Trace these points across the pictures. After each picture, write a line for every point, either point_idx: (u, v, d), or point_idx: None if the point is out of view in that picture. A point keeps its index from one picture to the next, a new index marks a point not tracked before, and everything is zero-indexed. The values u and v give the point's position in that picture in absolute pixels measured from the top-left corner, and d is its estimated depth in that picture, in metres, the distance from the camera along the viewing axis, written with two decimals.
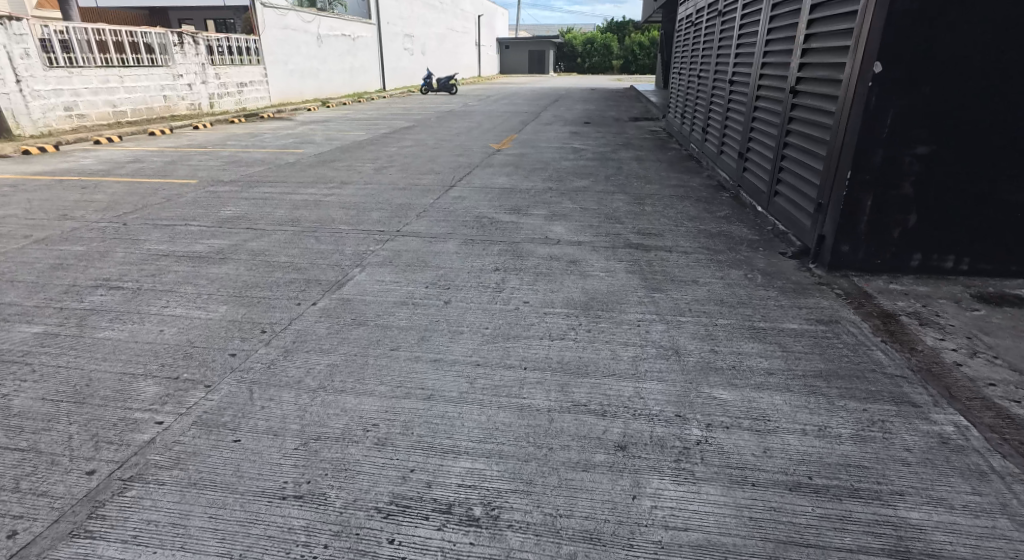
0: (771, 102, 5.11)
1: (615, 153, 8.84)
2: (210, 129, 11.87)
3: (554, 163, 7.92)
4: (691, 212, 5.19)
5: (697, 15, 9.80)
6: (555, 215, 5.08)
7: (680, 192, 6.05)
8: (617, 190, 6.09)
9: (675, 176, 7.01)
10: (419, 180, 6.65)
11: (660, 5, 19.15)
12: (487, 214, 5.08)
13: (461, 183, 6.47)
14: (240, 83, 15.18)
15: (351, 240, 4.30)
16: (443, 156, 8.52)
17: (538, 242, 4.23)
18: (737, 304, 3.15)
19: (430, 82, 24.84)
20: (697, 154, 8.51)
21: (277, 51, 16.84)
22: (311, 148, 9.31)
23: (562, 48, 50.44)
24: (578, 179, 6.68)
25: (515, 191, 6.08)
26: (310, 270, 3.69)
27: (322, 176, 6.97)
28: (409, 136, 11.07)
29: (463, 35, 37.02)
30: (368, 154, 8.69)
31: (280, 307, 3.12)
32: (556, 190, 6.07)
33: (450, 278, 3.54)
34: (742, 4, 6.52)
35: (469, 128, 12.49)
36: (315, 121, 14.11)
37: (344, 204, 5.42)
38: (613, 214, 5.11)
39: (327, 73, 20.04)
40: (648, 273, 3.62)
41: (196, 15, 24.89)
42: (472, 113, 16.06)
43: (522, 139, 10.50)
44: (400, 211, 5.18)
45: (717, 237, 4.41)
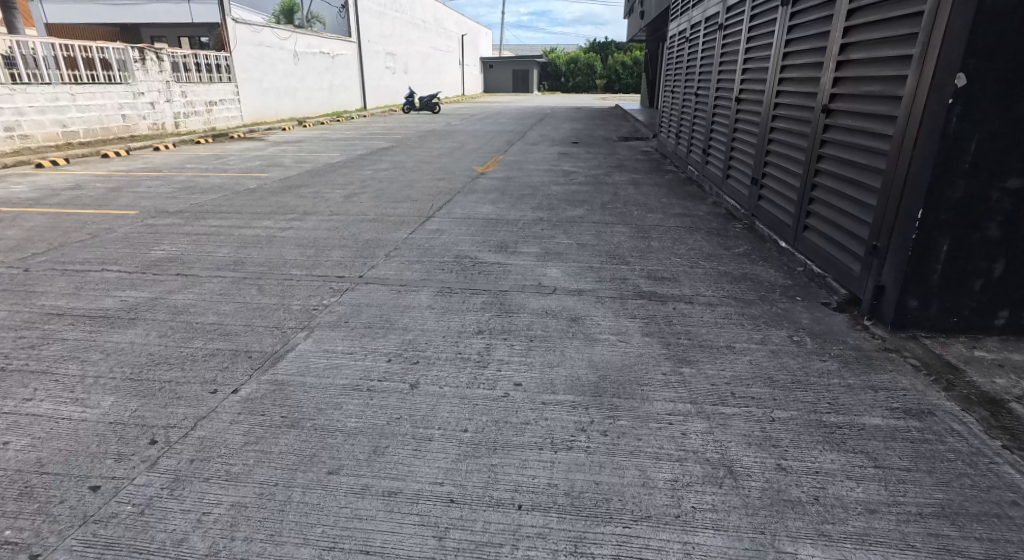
0: (793, 123, 4.45)
1: (608, 176, 8.17)
2: (171, 151, 11.04)
3: (543, 188, 7.23)
4: (706, 249, 4.48)
5: (692, 32, 9.27)
6: (548, 253, 4.35)
7: (687, 223, 5.35)
8: (616, 222, 5.38)
9: (678, 203, 6.33)
10: (392, 209, 5.90)
11: (647, 26, 18.84)
12: (469, 253, 4.35)
13: (440, 213, 5.74)
14: (208, 101, 14.37)
15: (301, 290, 3.53)
16: (422, 181, 7.79)
17: (529, 292, 3.49)
18: (791, 385, 2.41)
19: (413, 101, 24.26)
20: (697, 177, 7.87)
21: (250, 68, 16.08)
22: (277, 172, 8.54)
23: (546, 67, 50.37)
24: (571, 207, 5.98)
25: (501, 222, 5.36)
26: (242, 336, 2.91)
27: (284, 204, 6.21)
28: (387, 158, 10.36)
29: (446, 53, 36.62)
30: (340, 179, 7.92)
31: (185, 397, 2.33)
32: (546, 222, 5.35)
33: (419, 346, 2.78)
34: (748, 15, 5.92)
35: (452, 149, 11.82)
36: (288, 141, 13.35)
37: (302, 241, 4.66)
38: (615, 252, 4.39)
39: (305, 91, 19.36)
40: (669, 337, 2.88)
41: (170, 33, 24.22)
42: (455, 133, 15.43)
43: (508, 161, 9.83)
44: (367, 249, 4.43)
45: (743, 283, 3.69)
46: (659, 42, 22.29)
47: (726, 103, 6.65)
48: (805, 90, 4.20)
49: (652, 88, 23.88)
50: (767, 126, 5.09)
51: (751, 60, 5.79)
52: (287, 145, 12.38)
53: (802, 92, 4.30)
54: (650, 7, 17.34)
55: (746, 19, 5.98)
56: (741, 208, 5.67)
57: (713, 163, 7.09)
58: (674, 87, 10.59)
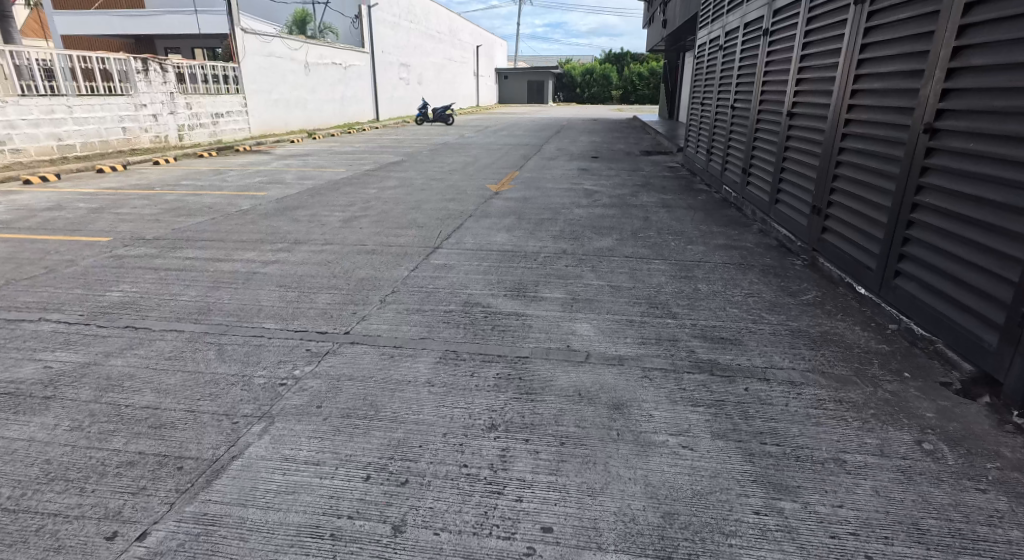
0: (874, 144, 3.70)
1: (635, 197, 7.44)
2: (170, 166, 10.50)
3: (564, 212, 6.50)
4: (767, 296, 3.71)
5: (724, 40, 8.56)
6: (576, 300, 3.61)
7: (736, 259, 4.59)
8: (652, 256, 4.64)
9: (720, 231, 5.58)
10: (394, 238, 5.20)
11: (667, 37, 18.26)
12: (481, 299, 3.63)
13: (448, 243, 5.03)
14: (213, 113, 13.89)
15: (270, 354, 2.83)
16: (431, 202, 7.10)
17: (556, 361, 2.76)
18: (953, 544, 1.67)
19: (426, 113, 23.77)
20: (735, 199, 7.13)
21: (259, 79, 15.65)
22: (275, 190, 7.91)
23: (561, 78, 49.87)
24: (599, 237, 5.26)
25: (518, 255, 4.65)
26: (177, 426, 2.19)
27: (276, 230, 5.54)
28: (396, 174, 9.73)
29: (460, 64, 36.23)
30: (341, 199, 7.26)
31: (69, 549, 1.62)
32: (570, 255, 4.62)
33: (411, 452, 2.06)
34: (804, 19, 5.21)
35: (465, 164, 11.17)
36: (295, 154, 12.80)
37: (284, 280, 3.96)
38: (657, 300, 3.63)
39: (316, 103, 18.93)
40: (751, 441, 2.13)
41: (182, 43, 23.96)
42: (468, 147, 14.83)
43: (524, 178, 9.14)
44: (360, 293, 3.73)
45: (828, 348, 2.91)
46: (680, 53, 21.62)
47: (773, 118, 5.92)
48: (893, 105, 3.47)
49: (671, 100, 23.15)
50: (831, 147, 4.35)
51: (807, 70, 5.06)
52: (292, 160, 11.81)
53: (888, 108, 3.57)
54: (671, 16, 16.68)
55: (801, 23, 5.27)
56: (797, 240, 4.92)
57: (756, 185, 6.34)
58: (702, 99, 9.87)
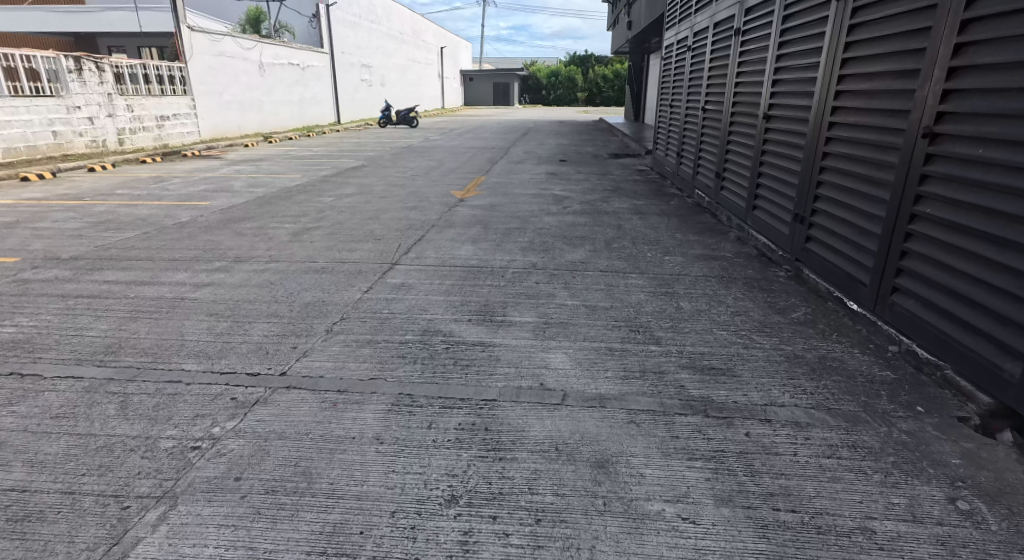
0: (863, 148, 3.44)
1: (606, 203, 7.13)
2: (108, 173, 9.76)
3: (533, 220, 6.14)
4: (755, 314, 3.41)
5: (693, 40, 8.34)
6: (547, 325, 3.24)
7: (717, 271, 4.30)
8: (628, 270, 4.30)
9: (697, 239, 5.30)
10: (348, 253, 4.75)
11: (632, 39, 18.17)
12: (442, 326, 3.23)
13: (407, 259, 4.60)
14: (158, 116, 13.09)
15: (185, 405, 2.37)
16: (391, 211, 6.65)
17: (527, 404, 2.37)
18: None
19: (390, 115, 23.16)
20: (709, 204, 6.89)
21: (208, 80, 14.87)
22: (220, 200, 7.34)
23: (527, 80, 49.68)
24: (570, 249, 4.91)
25: (484, 270, 4.26)
26: (46, 518, 1.73)
27: (215, 245, 5.03)
28: (355, 180, 9.23)
29: (424, 65, 35.62)
30: (293, 209, 6.75)
31: None
32: (540, 271, 4.26)
33: (347, 545, 1.65)
34: (779, 16, 4.96)
35: (429, 169, 10.73)
36: (248, 159, 12.12)
37: (216, 307, 3.48)
38: (637, 322, 3.29)
39: (271, 105, 18.17)
40: (760, 508, 1.79)
41: (129, 43, 22.85)
42: (432, 150, 14.37)
43: (490, 183, 8.77)
44: (302, 321, 3.29)
45: (831, 377, 2.60)
46: (645, 54, 21.54)
47: (748, 120, 5.68)
48: (884, 106, 3.20)
49: (638, 102, 23.09)
50: (814, 151, 4.09)
51: (784, 71, 4.81)
52: (243, 165, 11.17)
53: (877, 109, 3.31)
54: (636, 16, 16.53)
55: (776, 21, 5.02)
56: (779, 249, 4.66)
57: (731, 190, 6.10)
58: (671, 101, 9.66)
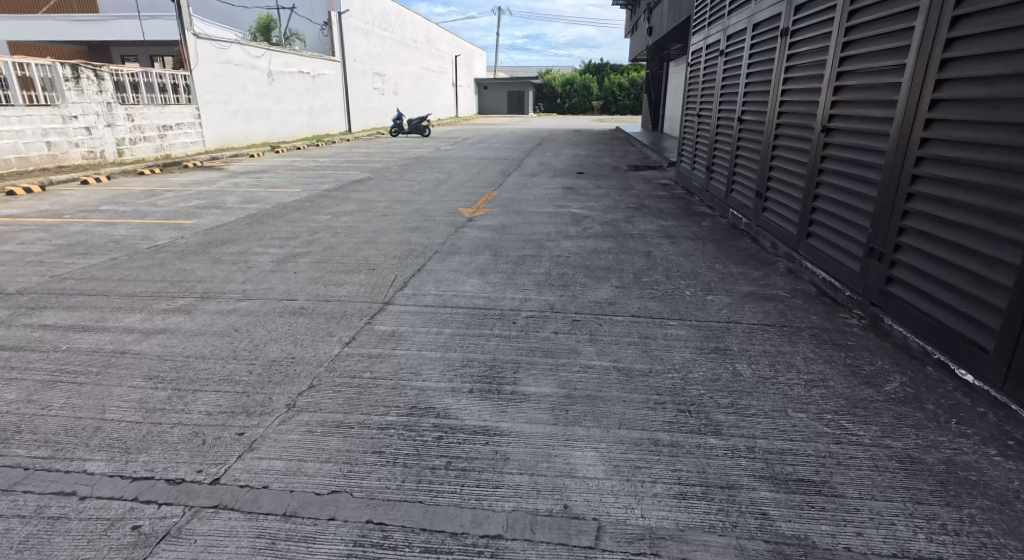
0: (989, 176, 2.73)
1: (631, 225, 6.42)
2: (99, 186, 9.23)
3: (550, 246, 5.43)
4: (837, 386, 2.68)
5: (725, 44, 7.62)
6: (570, 399, 2.53)
7: (774, 317, 3.55)
8: (665, 315, 3.58)
9: (742, 272, 4.56)
10: (335, 288, 4.08)
11: (651, 47, 17.50)
12: (435, 400, 2.54)
13: (402, 296, 3.93)
14: (160, 126, 12.62)
15: (64, 541, 1.70)
16: (392, 233, 6.00)
17: (547, 549, 1.69)
18: None
19: (402, 124, 22.68)
20: (748, 227, 6.15)
21: (214, 89, 14.43)
22: (208, 218, 6.74)
23: (541, 88, 49.18)
24: (594, 284, 4.19)
25: (490, 314, 3.58)
26: None
27: (186, 276, 4.39)
28: (358, 194, 8.61)
29: (438, 73, 35.22)
30: (284, 229, 6.11)
31: None
32: (559, 315, 3.56)
33: None
34: (843, 13, 4.22)
35: (437, 182, 10.10)
36: (250, 171, 11.59)
37: (159, 365, 2.82)
38: (685, 396, 2.56)
39: (280, 114, 17.74)
40: None
41: (140, 51, 22.65)
42: (443, 161, 13.77)
43: (502, 200, 8.09)
44: (262, 388, 2.61)
45: (971, 504, 1.89)
46: (665, 61, 20.83)
47: (799, 134, 4.94)
48: None
49: (656, 111, 22.34)
50: (896, 174, 3.38)
51: (850, 77, 4.08)
52: (243, 178, 10.62)
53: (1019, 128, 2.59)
54: (656, 22, 15.84)
55: (837, 20, 4.30)
56: (844, 288, 3.92)
57: (777, 213, 5.36)
58: (696, 112, 8.95)
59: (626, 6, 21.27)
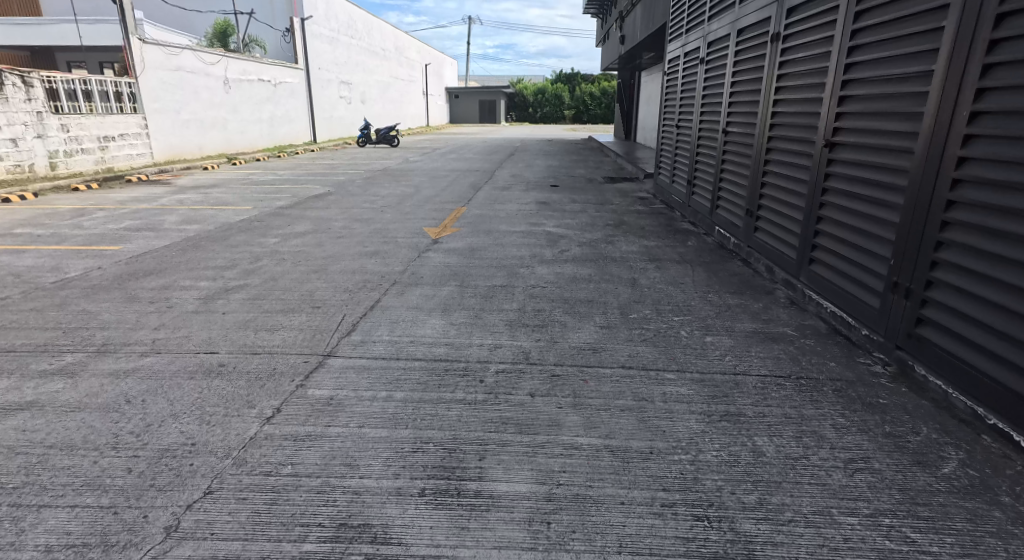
0: None
1: (611, 246, 5.88)
2: (24, 205, 8.35)
3: (523, 273, 4.85)
4: (884, 469, 2.13)
5: (705, 51, 7.16)
6: (551, 504, 1.94)
7: (788, 366, 3.01)
8: (660, 366, 3.02)
9: (740, 305, 4.03)
10: (268, 333, 3.43)
11: (624, 56, 17.18)
12: (375, 510, 1.92)
13: (348, 343, 3.30)
14: (101, 137, 11.69)
15: None
16: (346, 258, 5.34)
17: None
18: None
19: (369, 133, 21.90)
20: (738, 247, 5.66)
21: (163, 97, 13.53)
22: (138, 242, 5.99)
23: (513, 97, 48.92)
24: (574, 325, 3.62)
25: (452, 369, 2.97)
26: None
27: (89, 321, 3.69)
28: (315, 212, 7.91)
29: (407, 82, 34.55)
30: (222, 255, 5.40)
31: None
32: (535, 369, 2.97)
33: None
34: (846, 13, 3.74)
35: (402, 197, 9.46)
36: (200, 185, 10.77)
37: (6, 465, 2.14)
38: (698, 494, 1.99)
39: (238, 124, 16.86)
40: None
41: (90, 58, 21.51)
42: (410, 173, 13.12)
43: (471, 217, 7.49)
44: (135, 500, 1.96)
45: None
46: (637, 70, 20.59)
47: (795, 148, 4.46)
48: None
49: (629, 120, 22.07)
50: (925, 199, 2.90)
51: (858, 84, 3.60)
52: (191, 193, 9.82)
53: None
54: (629, 30, 15.51)
55: (839, 21, 3.83)
56: (859, 326, 3.42)
57: (772, 234, 4.86)
58: (675, 122, 8.51)
59: (597, 14, 21.02)
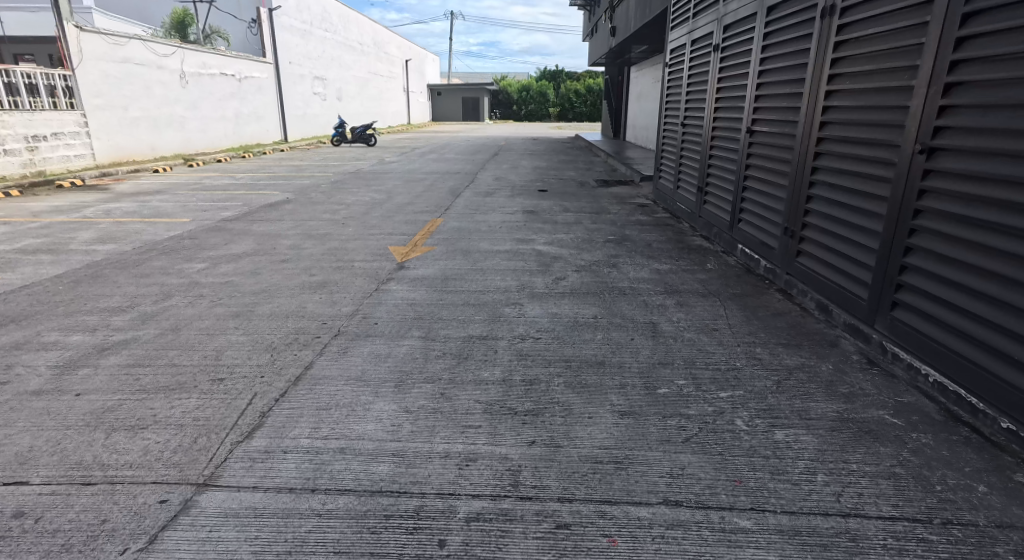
0: None
1: (616, 273, 4.81)
2: None
3: (508, 315, 3.76)
4: None
5: (720, 36, 6.10)
6: None
7: (920, 496, 1.98)
8: (722, 501, 1.96)
9: (804, 368, 2.99)
10: (125, 436, 2.30)
11: (615, 50, 16.16)
12: None
13: (241, 458, 2.17)
14: (29, 136, 10.35)
15: None
16: (283, 294, 4.21)
17: None
18: None
19: (344, 132, 20.62)
20: (772, 273, 4.65)
21: (107, 92, 12.19)
22: (24, 271, 4.78)
23: (497, 95, 47.81)
24: (583, 410, 2.53)
25: (396, 514, 1.88)
26: None
27: None
28: (264, 226, 6.73)
29: (387, 78, 33.21)
30: (123, 290, 4.23)
31: None
32: (529, 512, 1.89)
33: None
34: None
35: (370, 205, 8.32)
36: (141, 192, 9.52)
37: None
38: None
39: (198, 122, 15.52)
40: None
41: (40, 50, 19.98)
42: (384, 176, 11.96)
43: (446, 233, 6.37)
44: None
45: None
46: (627, 65, 19.54)
47: (864, 155, 3.42)
48: None
49: (618, 118, 21.03)
50: None
51: (989, 70, 2.57)
52: (126, 202, 8.56)
53: None
54: (621, 22, 14.45)
55: None
56: (995, 412, 2.49)
57: (824, 262, 3.85)
58: (680, 120, 7.47)
59: (585, 6, 19.95)
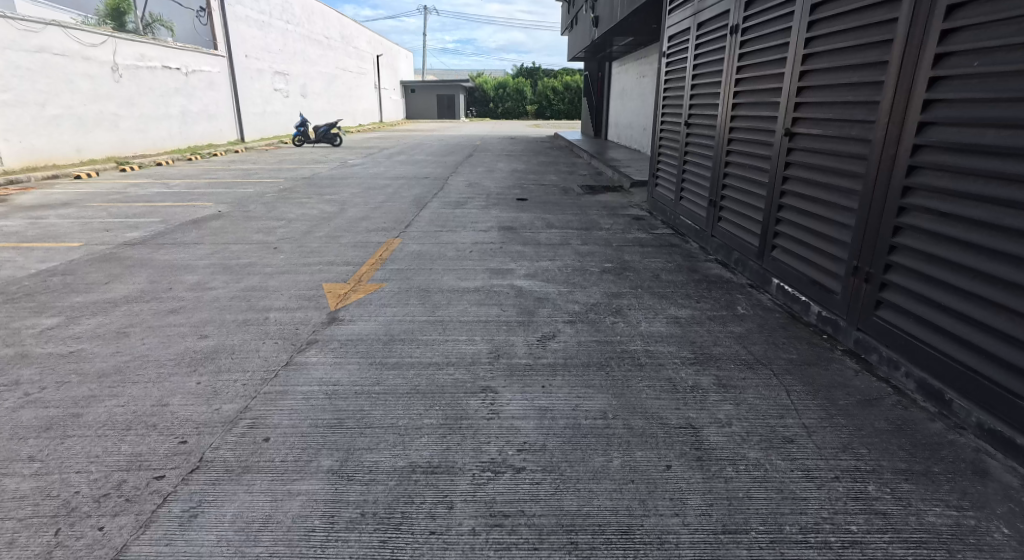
0: None
1: (621, 326, 3.57)
2: None
3: (474, 418, 2.50)
4: None
5: (738, 14, 4.89)
6: None
7: None
8: None
9: (973, 544, 1.79)
10: None
11: (598, 43, 14.97)
12: None
13: None
14: None
15: None
16: (143, 378, 2.88)
17: None
18: None
19: (306, 131, 19.07)
20: (829, 326, 3.47)
21: (18, 87, 10.58)
22: None
23: (473, 92, 46.44)
24: None
25: None
26: None
27: None
28: (170, 254, 5.34)
29: (357, 75, 31.65)
30: None
31: None
32: None
33: None
34: None
35: (315, 221, 6.96)
36: (43, 205, 8.00)
37: None
38: None
39: (136, 121, 13.91)
40: None
41: None
42: (342, 181, 10.58)
43: (400, 262, 5.07)
44: None
45: None
46: (608, 60, 18.30)
47: None
48: None
49: (600, 117, 19.83)
50: None
51: None
52: (16, 219, 7.06)
53: None
54: (604, 11, 13.23)
55: None
56: None
57: (937, 330, 2.67)
58: (684, 119, 6.25)
59: None
